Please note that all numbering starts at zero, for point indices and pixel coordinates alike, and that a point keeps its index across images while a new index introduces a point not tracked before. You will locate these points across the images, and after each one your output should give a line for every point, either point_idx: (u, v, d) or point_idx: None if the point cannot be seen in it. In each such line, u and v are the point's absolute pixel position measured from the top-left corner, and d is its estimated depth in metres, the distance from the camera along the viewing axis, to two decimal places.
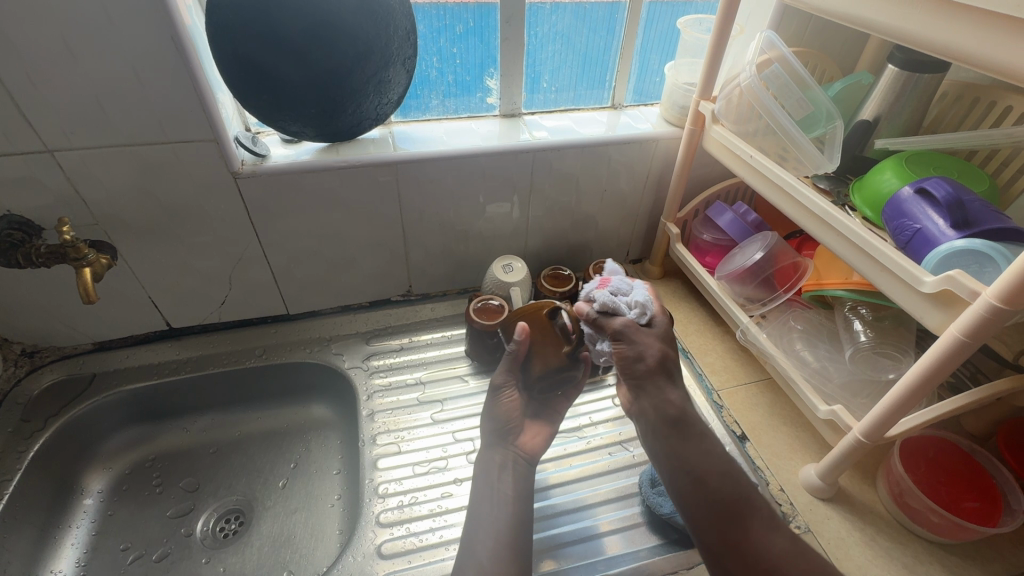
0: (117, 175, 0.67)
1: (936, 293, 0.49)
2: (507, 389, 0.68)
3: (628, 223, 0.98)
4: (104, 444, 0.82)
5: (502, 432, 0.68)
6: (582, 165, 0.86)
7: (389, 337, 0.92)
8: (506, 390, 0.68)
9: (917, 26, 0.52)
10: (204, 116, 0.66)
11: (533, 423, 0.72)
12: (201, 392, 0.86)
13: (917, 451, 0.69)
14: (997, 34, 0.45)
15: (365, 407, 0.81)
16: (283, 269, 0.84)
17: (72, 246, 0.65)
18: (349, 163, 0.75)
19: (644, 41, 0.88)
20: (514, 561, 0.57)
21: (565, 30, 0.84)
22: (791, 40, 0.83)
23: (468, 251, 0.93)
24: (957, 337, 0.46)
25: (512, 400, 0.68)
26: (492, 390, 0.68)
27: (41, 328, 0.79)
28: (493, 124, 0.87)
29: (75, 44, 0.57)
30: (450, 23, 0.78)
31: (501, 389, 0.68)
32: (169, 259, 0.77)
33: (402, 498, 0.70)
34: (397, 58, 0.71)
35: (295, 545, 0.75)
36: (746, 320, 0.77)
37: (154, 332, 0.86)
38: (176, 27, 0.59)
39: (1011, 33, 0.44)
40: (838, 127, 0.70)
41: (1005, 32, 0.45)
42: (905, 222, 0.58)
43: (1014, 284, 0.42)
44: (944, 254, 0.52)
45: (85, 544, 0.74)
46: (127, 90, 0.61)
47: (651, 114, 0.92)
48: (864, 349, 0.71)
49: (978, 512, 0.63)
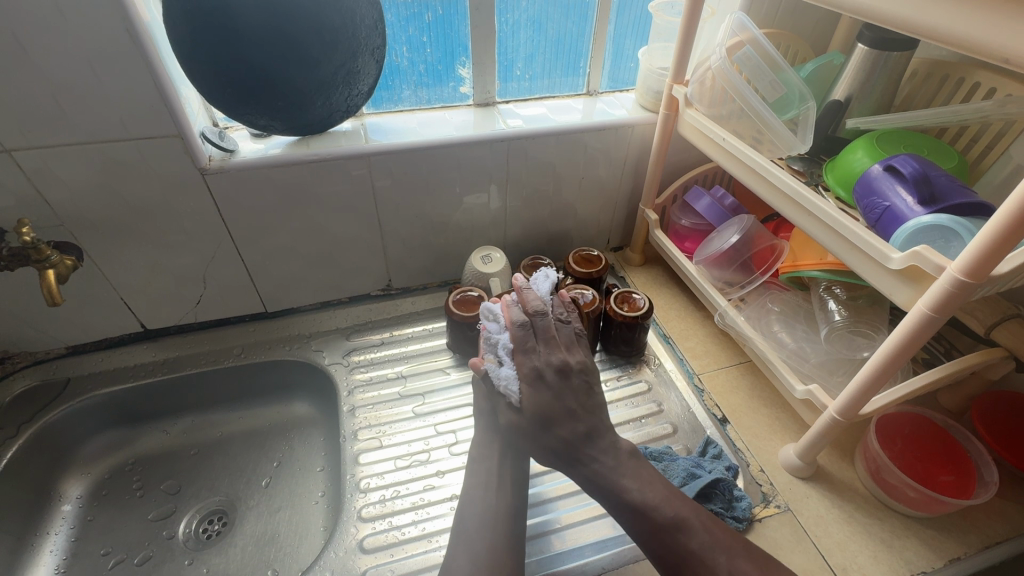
0: (80, 174, 0.66)
1: (904, 270, 0.49)
2: (504, 368, 0.69)
3: (607, 210, 0.98)
4: (81, 449, 0.81)
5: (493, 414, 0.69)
6: (558, 153, 0.85)
7: (370, 331, 0.91)
8: (503, 370, 0.69)
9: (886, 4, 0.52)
10: (167, 112, 0.64)
11: None
12: (179, 393, 0.85)
13: (893, 427, 0.69)
14: (960, 9, 0.46)
15: (346, 403, 0.81)
16: (258, 266, 0.83)
17: (34, 248, 0.64)
18: (321, 156, 0.74)
19: (617, 26, 0.87)
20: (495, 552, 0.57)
21: (537, 16, 0.82)
22: (763, 22, 0.83)
23: (447, 242, 0.92)
24: (924, 313, 0.47)
25: (510, 380, 0.69)
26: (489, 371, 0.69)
27: (10, 333, 0.77)
28: (467, 114, 0.86)
29: (27, 39, 0.55)
30: (418, 11, 0.77)
31: (499, 369, 0.69)
32: (139, 259, 0.76)
33: (384, 492, 0.70)
34: (365, 48, 0.70)
35: (279, 543, 0.75)
36: (724, 304, 0.77)
37: (129, 334, 0.84)
38: (132, 20, 0.57)
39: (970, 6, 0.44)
40: (811, 108, 0.70)
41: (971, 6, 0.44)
42: (876, 200, 0.58)
43: (976, 258, 0.42)
44: (911, 231, 0.52)
45: (64, 550, 0.73)
46: (85, 86, 0.60)
47: (627, 100, 0.92)
48: (839, 328, 0.72)
49: (953, 486, 0.64)
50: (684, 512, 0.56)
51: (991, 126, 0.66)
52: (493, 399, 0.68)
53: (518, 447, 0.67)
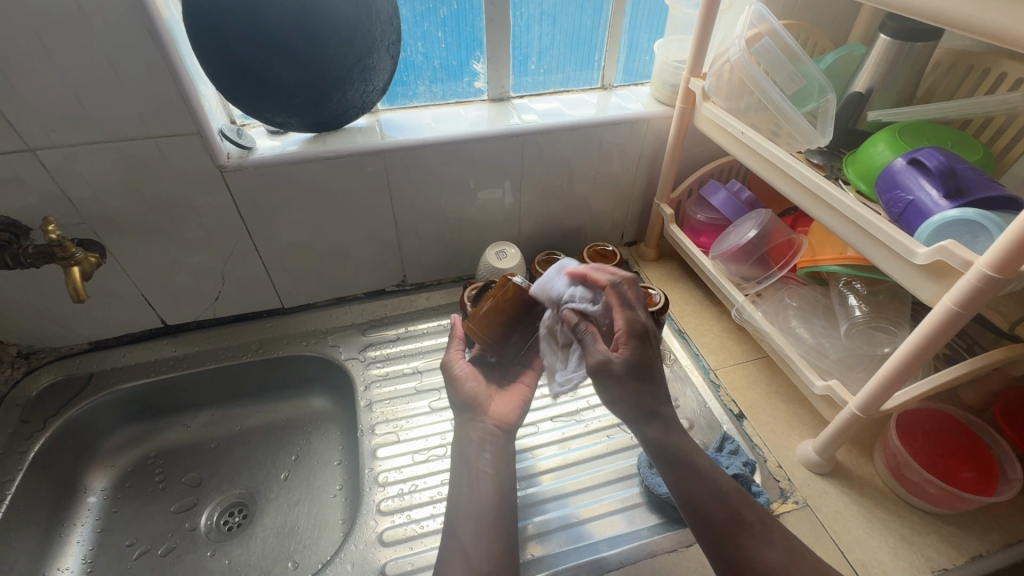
0: (102, 172, 0.67)
1: (929, 265, 0.49)
2: (458, 362, 0.70)
3: (622, 204, 0.97)
4: (104, 443, 0.82)
5: (467, 406, 0.68)
6: (573, 148, 0.85)
7: (386, 327, 0.91)
8: (458, 363, 0.70)
9: None
10: (187, 109, 0.65)
11: (504, 395, 0.71)
12: (198, 388, 0.86)
13: (913, 423, 0.68)
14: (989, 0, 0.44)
15: (363, 398, 0.81)
16: (275, 262, 0.84)
17: (59, 246, 0.65)
18: (337, 152, 0.74)
19: (632, 20, 0.86)
20: (503, 545, 0.58)
21: (552, 9, 0.82)
22: (781, 13, 0.82)
23: (462, 238, 0.92)
24: (951, 307, 0.46)
25: (468, 372, 0.70)
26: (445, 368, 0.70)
27: (35, 329, 0.79)
28: (481, 109, 0.85)
29: (48, 36, 0.56)
30: (433, 6, 0.76)
31: (453, 363, 0.70)
32: (160, 256, 0.77)
33: (402, 486, 0.70)
34: (380, 44, 0.70)
35: (299, 535, 0.76)
36: (741, 299, 0.77)
37: (149, 330, 0.85)
38: (152, 17, 0.58)
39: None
40: (831, 100, 0.69)
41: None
42: (899, 193, 0.57)
43: (1007, 254, 0.41)
44: (937, 225, 0.51)
45: (91, 541, 0.75)
46: (106, 85, 0.60)
47: (642, 94, 0.91)
48: (859, 323, 0.71)
49: (976, 482, 0.63)
50: (749, 514, 0.54)
51: (1017, 118, 0.65)
52: (457, 392, 0.68)
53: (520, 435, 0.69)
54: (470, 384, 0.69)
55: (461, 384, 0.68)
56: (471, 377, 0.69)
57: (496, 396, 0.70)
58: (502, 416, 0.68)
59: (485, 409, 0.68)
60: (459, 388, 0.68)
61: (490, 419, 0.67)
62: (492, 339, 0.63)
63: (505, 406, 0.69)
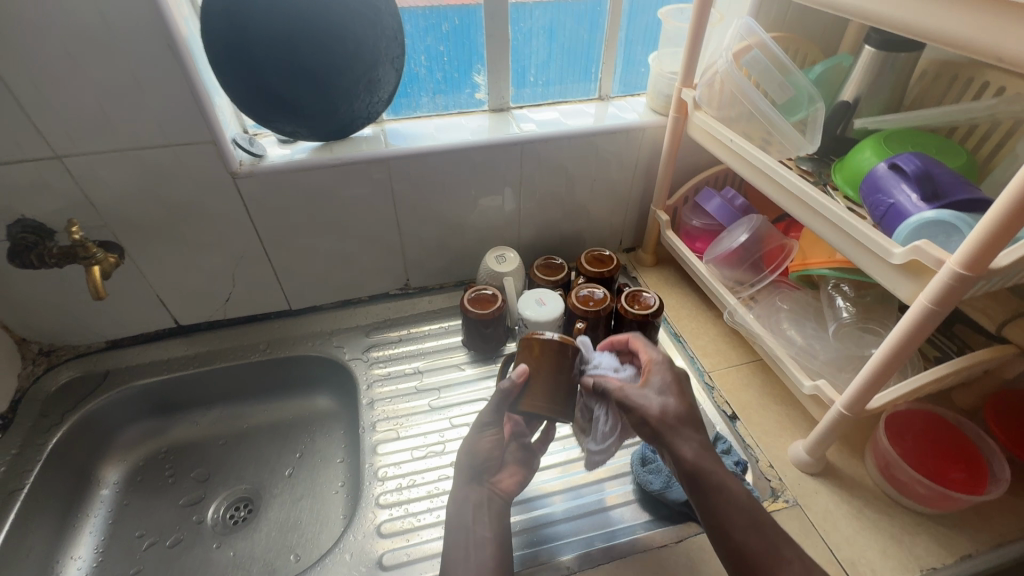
0: (123, 178, 0.71)
1: (906, 264, 0.50)
2: (491, 427, 0.65)
3: (620, 211, 1.00)
4: (118, 437, 0.86)
5: (480, 471, 0.65)
6: (571, 156, 0.88)
7: (388, 328, 0.94)
8: (490, 428, 0.66)
9: (883, 9, 0.54)
10: (203, 119, 0.69)
11: (512, 466, 0.70)
12: (208, 386, 0.89)
13: (903, 424, 0.69)
14: (953, 15, 0.47)
15: (365, 396, 0.84)
16: (284, 265, 0.87)
17: (81, 246, 0.69)
18: (344, 160, 0.78)
19: (628, 34, 0.90)
20: None
21: (550, 24, 0.85)
22: (773, 26, 0.85)
23: (464, 243, 0.95)
24: (926, 306, 0.48)
25: (491, 440, 0.66)
26: (476, 426, 0.66)
27: (57, 327, 0.83)
28: (482, 119, 0.89)
29: (77, 51, 0.60)
30: (435, 22, 0.80)
31: (486, 426, 0.65)
32: (175, 258, 0.80)
33: (401, 481, 0.72)
34: (385, 58, 0.74)
35: (302, 529, 0.79)
36: (733, 302, 0.78)
37: (163, 329, 0.89)
38: (174, 36, 0.62)
39: (970, 9, 0.46)
40: (820, 109, 0.71)
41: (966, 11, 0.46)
42: (881, 197, 0.59)
43: (976, 252, 0.43)
44: (914, 226, 0.53)
45: (103, 531, 0.78)
46: (129, 97, 0.65)
47: (638, 104, 0.93)
48: (847, 325, 0.72)
49: (965, 483, 0.63)
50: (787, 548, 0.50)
51: (1000, 125, 0.67)
52: (473, 457, 0.64)
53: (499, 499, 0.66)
54: (488, 459, 0.65)
55: (480, 450, 0.65)
56: (492, 450, 0.65)
57: (504, 467, 0.69)
58: (507, 490, 0.67)
59: (493, 476, 0.67)
60: (477, 451, 0.65)
61: (497, 484, 0.67)
62: (559, 401, 0.62)
63: (517, 456, 0.71)
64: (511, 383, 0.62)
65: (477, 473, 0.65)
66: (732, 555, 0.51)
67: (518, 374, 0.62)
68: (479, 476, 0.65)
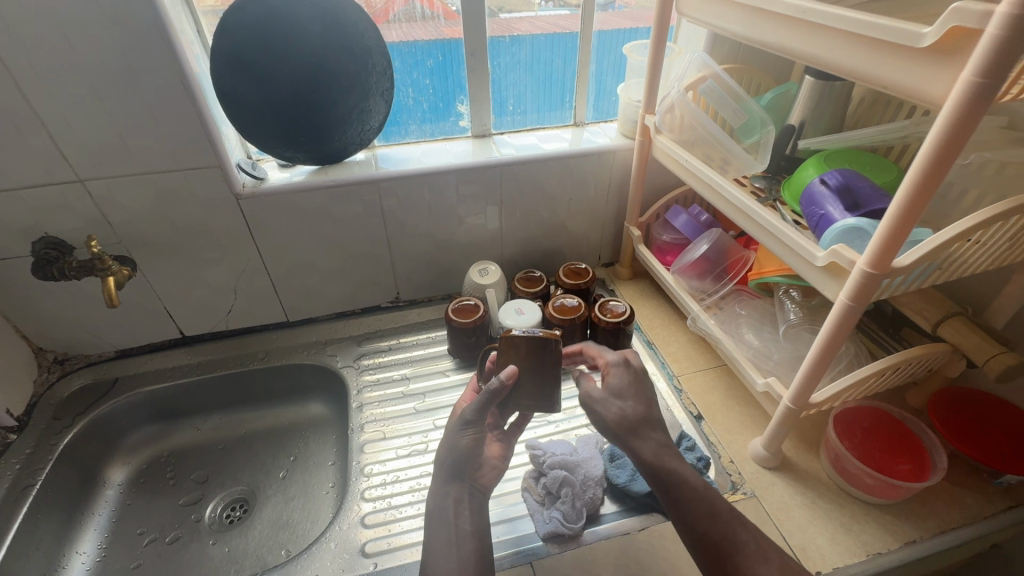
0: (138, 200, 0.79)
1: (829, 267, 0.56)
2: (472, 426, 0.67)
3: (596, 228, 1.07)
4: (124, 440, 0.91)
5: (460, 468, 0.66)
6: (548, 177, 0.95)
7: (379, 339, 1.00)
8: (470, 428, 0.67)
9: (769, 35, 0.59)
10: (210, 146, 0.77)
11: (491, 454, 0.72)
12: (210, 393, 0.95)
13: (853, 420, 0.74)
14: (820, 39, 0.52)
15: (355, 400, 0.89)
16: (282, 279, 0.94)
17: (98, 259, 0.76)
18: (337, 182, 0.85)
19: (598, 67, 0.99)
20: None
21: (525, 60, 0.94)
22: (729, 58, 0.93)
23: (450, 257, 1.02)
24: (846, 303, 0.54)
25: (470, 438, 0.67)
26: (457, 425, 0.67)
27: (71, 337, 0.90)
28: (466, 145, 0.97)
29: (102, 89, 0.69)
30: (421, 58, 0.89)
31: (467, 425, 0.66)
32: (181, 272, 0.88)
33: (385, 477, 0.77)
34: (375, 90, 0.82)
35: (293, 526, 0.83)
36: (696, 309, 0.84)
37: (168, 339, 0.96)
38: (187, 74, 0.71)
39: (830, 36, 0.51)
40: (770, 131, 0.79)
41: (827, 36, 0.51)
42: (815, 209, 0.65)
43: (878, 253, 0.49)
44: (838, 231, 0.59)
45: (106, 528, 0.83)
46: (145, 127, 0.73)
47: (610, 130, 1.01)
48: (796, 326, 0.78)
49: (910, 474, 0.68)
50: (741, 535, 0.56)
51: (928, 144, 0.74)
52: (455, 458, 0.65)
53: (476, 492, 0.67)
54: (467, 457, 0.66)
55: (461, 446, 0.66)
56: (473, 448, 0.66)
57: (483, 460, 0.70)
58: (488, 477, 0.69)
59: (473, 471, 0.68)
60: (457, 451, 0.65)
61: (477, 477, 0.68)
62: (544, 392, 0.70)
63: (495, 448, 0.73)
64: (500, 383, 0.66)
65: (456, 470, 0.65)
66: (698, 541, 0.56)
67: (507, 375, 0.67)
68: (458, 473, 0.65)
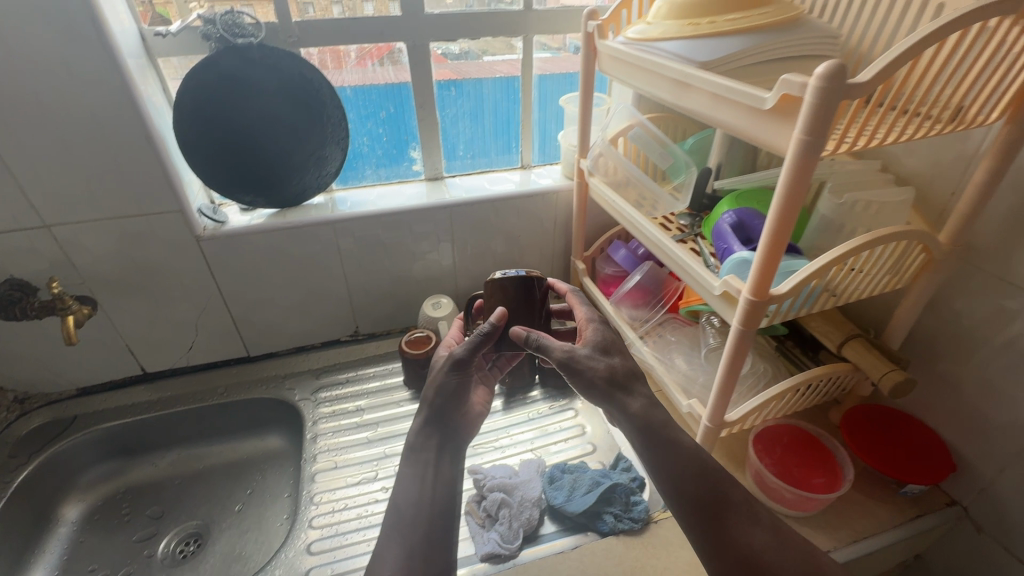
0: (101, 243, 0.83)
1: (725, 296, 0.63)
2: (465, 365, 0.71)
3: (547, 262, 1.13)
4: (80, 477, 0.93)
5: (449, 405, 0.71)
6: (496, 215, 1.02)
7: (337, 371, 1.04)
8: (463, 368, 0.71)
9: (665, 93, 0.67)
10: (171, 193, 0.82)
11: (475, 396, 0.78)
12: (168, 428, 0.97)
13: (774, 438, 0.79)
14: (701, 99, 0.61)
15: (309, 431, 0.92)
16: (242, 316, 0.98)
17: (59, 299, 0.81)
18: (294, 224, 0.91)
19: (541, 116, 1.08)
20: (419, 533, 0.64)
21: (471, 110, 1.03)
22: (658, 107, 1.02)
23: (407, 292, 1.07)
24: (739, 328, 0.60)
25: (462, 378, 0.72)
26: (451, 367, 0.71)
27: (32, 376, 0.92)
28: (419, 187, 1.04)
29: (69, 142, 0.74)
30: (374, 110, 0.97)
31: (461, 365, 0.71)
32: (143, 311, 0.92)
33: (334, 504, 0.80)
34: (331, 140, 0.89)
35: (245, 558, 0.85)
36: (632, 336, 0.90)
37: (129, 377, 0.99)
38: (149, 129, 0.77)
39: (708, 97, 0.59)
40: (693, 174, 0.88)
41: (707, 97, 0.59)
42: (721, 243, 0.72)
43: (757, 283, 0.56)
44: (734, 263, 0.66)
45: (57, 566, 0.83)
46: (109, 176, 0.78)
47: (555, 172, 1.10)
48: (715, 349, 0.84)
49: (824, 487, 0.73)
50: (734, 495, 0.57)
51: None
52: (445, 402, 0.70)
53: (464, 432, 0.74)
54: (453, 397, 0.71)
55: (449, 388, 0.71)
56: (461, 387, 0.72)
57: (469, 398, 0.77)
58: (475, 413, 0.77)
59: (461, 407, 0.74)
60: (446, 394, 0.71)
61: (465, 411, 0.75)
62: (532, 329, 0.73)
63: (481, 394, 0.80)
64: (491, 327, 0.68)
65: (444, 410, 0.71)
66: (691, 502, 0.57)
67: (497, 316, 0.68)
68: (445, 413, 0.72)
